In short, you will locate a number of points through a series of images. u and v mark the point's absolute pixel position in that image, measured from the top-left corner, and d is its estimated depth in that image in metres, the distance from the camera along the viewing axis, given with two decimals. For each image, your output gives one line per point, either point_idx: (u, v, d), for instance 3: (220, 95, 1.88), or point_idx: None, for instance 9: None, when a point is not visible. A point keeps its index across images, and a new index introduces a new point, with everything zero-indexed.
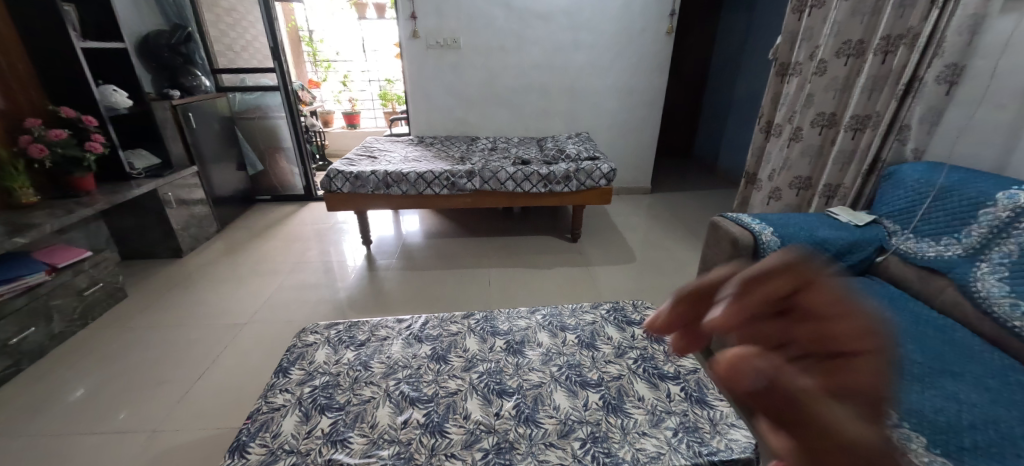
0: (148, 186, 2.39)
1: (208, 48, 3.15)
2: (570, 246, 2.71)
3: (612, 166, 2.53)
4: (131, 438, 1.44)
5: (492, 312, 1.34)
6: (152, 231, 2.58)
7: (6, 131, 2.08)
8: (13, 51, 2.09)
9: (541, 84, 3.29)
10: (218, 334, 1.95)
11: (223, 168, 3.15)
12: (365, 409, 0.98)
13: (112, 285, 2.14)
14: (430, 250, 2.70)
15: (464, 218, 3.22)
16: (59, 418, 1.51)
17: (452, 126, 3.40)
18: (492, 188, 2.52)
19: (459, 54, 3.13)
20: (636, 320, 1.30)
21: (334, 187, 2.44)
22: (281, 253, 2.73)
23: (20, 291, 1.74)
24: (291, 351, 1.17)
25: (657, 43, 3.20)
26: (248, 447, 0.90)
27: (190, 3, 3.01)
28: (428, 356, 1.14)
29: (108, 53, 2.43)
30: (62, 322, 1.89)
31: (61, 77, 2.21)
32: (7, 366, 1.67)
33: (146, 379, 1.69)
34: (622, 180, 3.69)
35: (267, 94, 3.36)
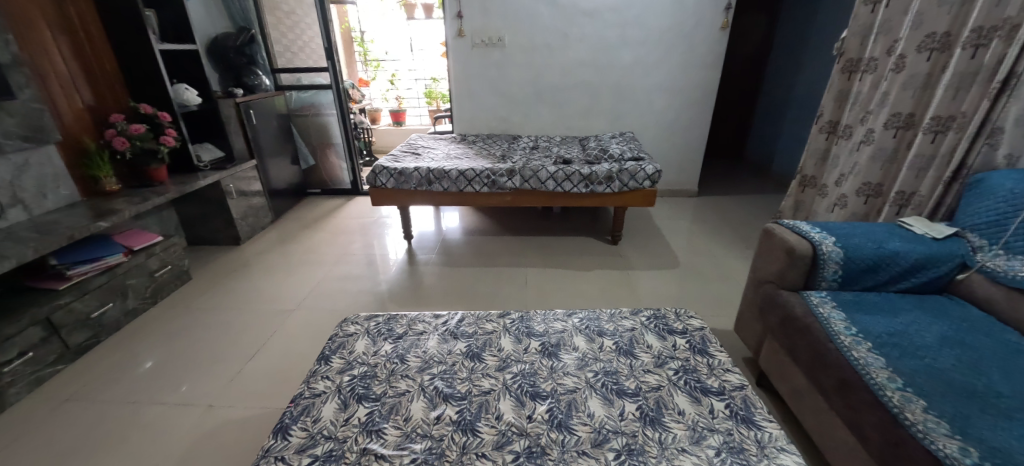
0: (213, 177, 2.57)
1: (269, 48, 3.33)
2: (610, 249, 2.64)
3: (657, 167, 2.44)
4: (189, 411, 1.55)
5: (529, 312, 1.33)
6: (215, 220, 2.78)
7: (94, 125, 2.31)
8: (104, 53, 2.34)
9: (586, 82, 3.22)
10: (269, 318, 2.06)
11: (278, 162, 3.34)
12: (400, 402, 0.99)
13: (179, 268, 2.33)
14: (469, 247, 2.73)
15: (504, 215, 3.22)
16: (130, 387, 1.66)
17: (494, 125, 3.41)
18: (532, 187, 2.49)
19: (503, 52, 3.14)
20: (678, 329, 1.24)
21: (379, 183, 2.52)
22: (328, 244, 2.85)
23: (102, 269, 1.94)
24: (333, 340, 1.21)
25: (711, 40, 3.05)
26: (290, 429, 0.93)
27: (255, 7, 3.21)
28: (463, 353, 1.15)
29: (183, 54, 2.63)
30: (136, 299, 2.07)
31: (141, 77, 2.42)
32: (89, 336, 1.86)
33: (203, 357, 1.81)
34: (667, 182, 3.56)
35: (321, 93, 3.52)
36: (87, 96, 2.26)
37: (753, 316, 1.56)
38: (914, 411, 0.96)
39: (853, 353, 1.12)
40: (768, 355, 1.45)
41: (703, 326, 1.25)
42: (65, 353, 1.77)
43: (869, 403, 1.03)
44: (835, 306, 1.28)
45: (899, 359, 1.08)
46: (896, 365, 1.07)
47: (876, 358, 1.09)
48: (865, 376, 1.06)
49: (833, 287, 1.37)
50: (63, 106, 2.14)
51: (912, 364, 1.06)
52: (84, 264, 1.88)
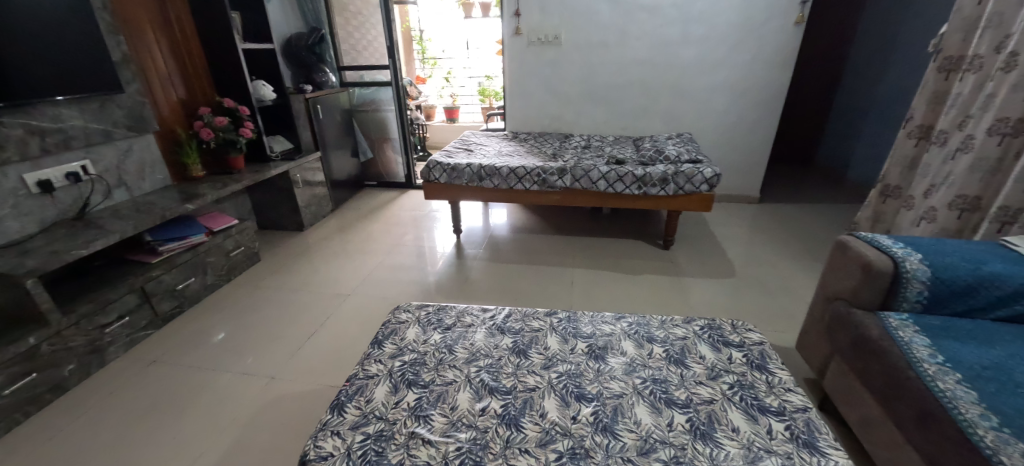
0: (282, 167, 2.77)
1: (336, 47, 3.53)
2: (660, 254, 2.55)
3: (716, 171, 2.32)
4: (254, 382, 1.68)
5: (576, 313, 1.32)
6: (282, 207, 2.99)
7: (186, 117, 2.57)
8: (197, 52, 2.59)
9: (643, 80, 3.13)
10: (327, 301, 2.19)
11: (340, 155, 3.53)
12: (447, 391, 1.02)
13: (251, 250, 2.53)
14: (516, 244, 2.74)
15: (552, 214, 3.21)
16: (206, 355, 1.83)
17: (547, 123, 3.40)
18: (583, 187, 2.46)
19: (559, 50, 3.12)
20: (734, 342, 1.18)
21: (432, 177, 2.60)
22: (382, 235, 2.98)
23: (187, 247, 2.15)
24: (386, 326, 1.26)
25: (783, 36, 2.85)
26: (345, 406, 0.99)
27: (325, 8, 3.41)
28: (509, 348, 1.16)
29: (262, 53, 2.84)
30: (213, 275, 2.28)
31: (226, 74, 2.65)
32: (174, 305, 2.07)
33: (268, 333, 1.96)
34: (726, 186, 3.38)
35: (381, 89, 3.67)
36: (181, 91, 2.52)
37: (819, 334, 1.45)
38: (1011, 455, 0.84)
39: (937, 384, 1.01)
40: (834, 378, 1.34)
41: (763, 341, 1.18)
42: (155, 319, 1.99)
43: (955, 441, 0.93)
44: (917, 330, 1.16)
45: (995, 395, 0.96)
46: (990, 401, 0.95)
47: (965, 391, 0.98)
48: (952, 410, 0.95)
49: (916, 309, 1.24)
50: (160, 99, 2.40)
51: (1011, 402, 0.94)
52: (173, 241, 2.10)
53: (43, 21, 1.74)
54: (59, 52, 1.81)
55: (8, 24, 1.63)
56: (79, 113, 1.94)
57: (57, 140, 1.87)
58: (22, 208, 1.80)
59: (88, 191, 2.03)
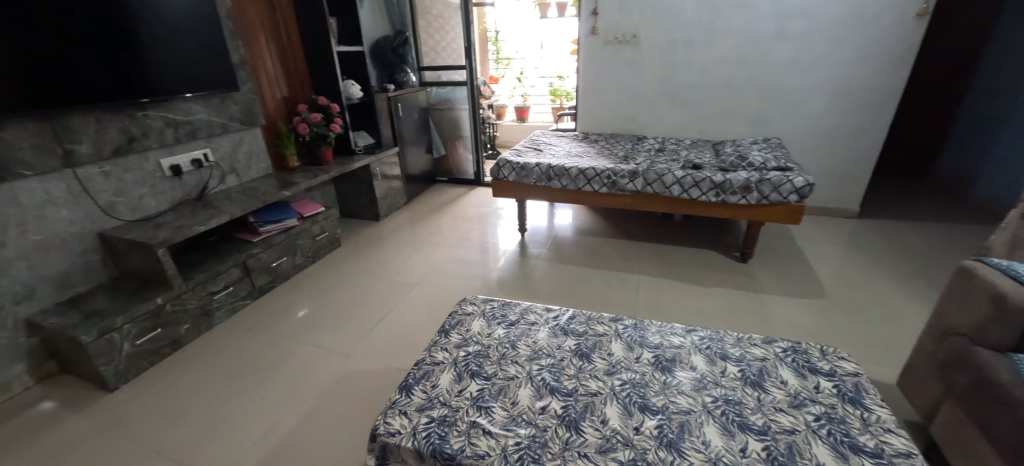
0: (364, 161, 2.98)
1: (417, 48, 3.72)
2: (736, 267, 2.37)
3: (808, 180, 2.11)
4: (331, 356, 1.83)
5: (643, 322, 1.27)
6: (362, 198, 3.22)
7: (287, 112, 2.86)
8: (299, 54, 2.87)
9: (728, 80, 2.93)
10: (397, 288, 2.33)
11: (415, 150, 3.73)
12: (508, 386, 1.04)
13: (333, 235, 2.76)
14: (580, 247, 2.70)
15: (618, 218, 3.13)
16: (291, 328, 2.03)
17: (619, 125, 3.31)
18: (655, 191, 2.36)
19: (636, 49, 3.03)
20: (823, 369, 1.07)
21: (501, 175, 2.64)
22: (450, 229, 3.10)
23: (282, 229, 2.40)
24: (453, 316, 1.31)
25: (900, 31, 2.53)
26: (413, 388, 1.04)
27: (410, 12, 3.61)
28: (572, 350, 1.15)
29: (352, 55, 3.08)
30: (301, 256, 2.52)
31: (321, 74, 2.90)
32: (268, 280, 2.32)
33: (344, 313, 2.13)
34: (818, 198, 3.07)
35: (457, 89, 3.80)
36: (285, 89, 2.81)
37: (930, 371, 1.26)
38: None
39: None
40: (945, 423, 1.17)
41: (858, 372, 1.06)
42: (253, 291, 2.24)
43: None
44: None
45: None
46: None
47: None
48: None
49: None
50: (267, 96, 2.69)
51: None
52: (271, 224, 2.36)
53: (181, 29, 2.03)
54: (191, 54, 2.09)
55: (153, 30, 1.92)
56: (204, 107, 2.24)
57: (185, 131, 2.17)
58: (157, 188, 2.11)
59: (206, 176, 2.34)
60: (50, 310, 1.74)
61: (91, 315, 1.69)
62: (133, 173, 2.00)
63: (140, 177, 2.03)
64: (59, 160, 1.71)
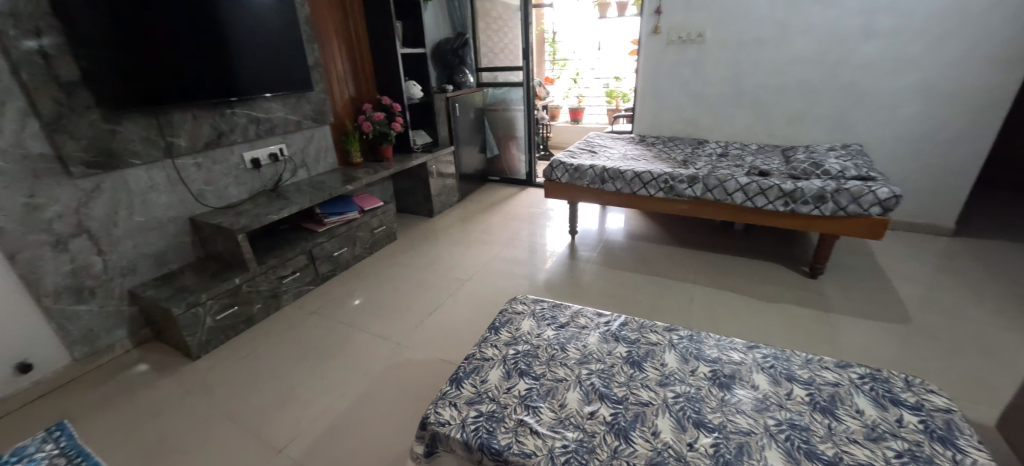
0: (422, 158, 3.09)
1: (476, 50, 3.81)
2: (804, 283, 2.20)
3: (894, 191, 1.91)
4: (384, 344, 1.91)
5: (700, 334, 1.22)
6: (418, 194, 3.35)
7: (353, 111, 3.03)
8: (366, 56, 3.03)
9: (803, 81, 2.73)
10: (448, 283, 2.39)
11: (469, 150, 3.81)
12: (557, 387, 1.04)
13: (390, 229, 2.89)
14: (631, 252, 2.63)
15: (673, 224, 3.01)
16: (348, 315, 2.15)
17: (679, 127, 3.18)
18: (716, 198, 2.25)
19: (701, 49, 2.90)
20: (907, 402, 0.96)
21: (554, 177, 2.63)
22: (500, 228, 3.13)
23: (344, 221, 2.55)
24: (503, 314, 1.33)
25: (1015, 25, 2.22)
26: (462, 381, 1.06)
27: (471, 15, 3.70)
28: (623, 357, 1.13)
29: (415, 57, 3.20)
30: (360, 248, 2.66)
31: (386, 75, 3.05)
32: (330, 268, 2.47)
33: (397, 304, 2.22)
34: (904, 211, 2.77)
35: (512, 90, 3.84)
36: (352, 90, 2.98)
37: None
38: None
39: None
40: None
41: (950, 408, 0.95)
42: (316, 278, 2.40)
43: None
44: None
45: None
46: None
47: None
48: None
49: None
50: (337, 96, 2.87)
51: None
52: (335, 216, 2.51)
53: (266, 34, 2.22)
54: (273, 57, 2.28)
55: (240, 34, 2.10)
56: (282, 106, 2.43)
57: (265, 127, 2.37)
58: (239, 178, 2.31)
59: (281, 169, 2.54)
60: (148, 283, 1.97)
61: (181, 290, 1.89)
62: (221, 165, 2.21)
63: (226, 168, 2.24)
64: (160, 151, 1.93)
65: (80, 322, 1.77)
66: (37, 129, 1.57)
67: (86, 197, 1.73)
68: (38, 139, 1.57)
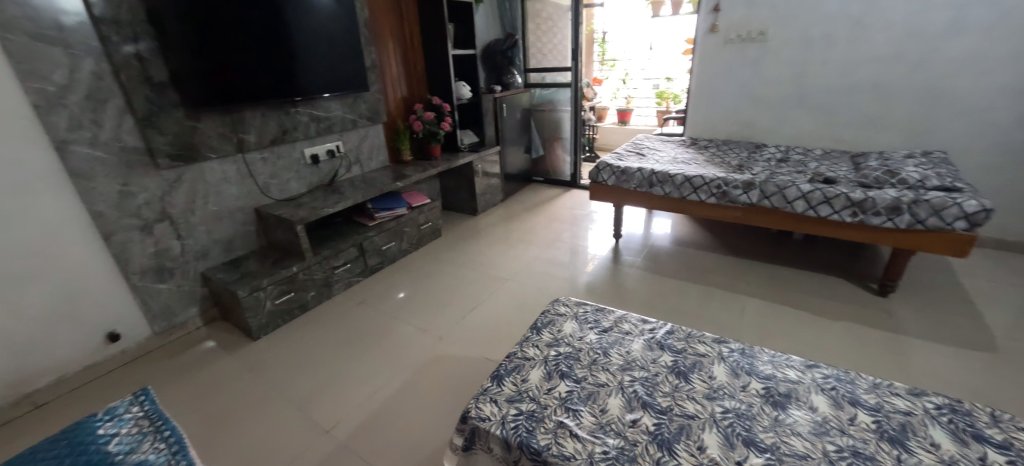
0: (468, 157, 3.15)
1: (525, 51, 3.83)
2: (870, 300, 2.03)
3: (984, 204, 1.72)
4: (426, 337, 1.97)
5: (752, 348, 1.16)
6: (463, 192, 3.41)
7: (405, 111, 3.14)
8: (419, 57, 3.13)
9: (877, 82, 2.52)
10: (489, 281, 2.43)
11: (515, 150, 3.83)
12: (598, 392, 1.02)
13: (435, 226, 2.97)
14: (677, 259, 2.54)
15: (724, 231, 2.88)
16: (394, 307, 2.23)
17: (735, 130, 3.03)
18: (773, 205, 2.12)
19: (762, 47, 2.75)
20: (993, 439, 0.86)
21: (600, 179, 2.59)
22: (542, 228, 3.13)
23: (393, 216, 2.65)
24: (545, 315, 1.33)
25: None
26: (504, 379, 1.08)
27: (521, 16, 3.73)
28: (668, 366, 1.09)
29: (465, 58, 3.27)
30: (407, 243, 2.76)
31: (437, 76, 3.14)
32: (378, 261, 2.58)
33: (440, 299, 2.28)
34: (995, 227, 2.48)
35: (560, 90, 3.82)
36: (405, 90, 3.09)
37: None
38: None
39: None
40: None
41: None
42: (365, 270, 2.51)
43: None
44: None
45: None
46: None
47: None
48: None
49: None
50: (390, 96, 2.99)
51: None
52: (384, 211, 2.61)
53: (329, 38, 2.35)
54: (334, 59, 2.41)
55: (306, 37, 2.23)
56: (340, 105, 2.56)
57: (324, 125, 2.51)
58: (300, 173, 2.46)
59: (337, 165, 2.67)
60: (217, 267, 2.14)
61: (246, 275, 2.04)
62: (284, 160, 2.36)
63: (288, 163, 2.39)
64: (232, 146, 2.09)
65: (159, 299, 1.96)
66: (131, 125, 1.75)
67: (169, 186, 1.91)
68: (132, 134, 1.76)
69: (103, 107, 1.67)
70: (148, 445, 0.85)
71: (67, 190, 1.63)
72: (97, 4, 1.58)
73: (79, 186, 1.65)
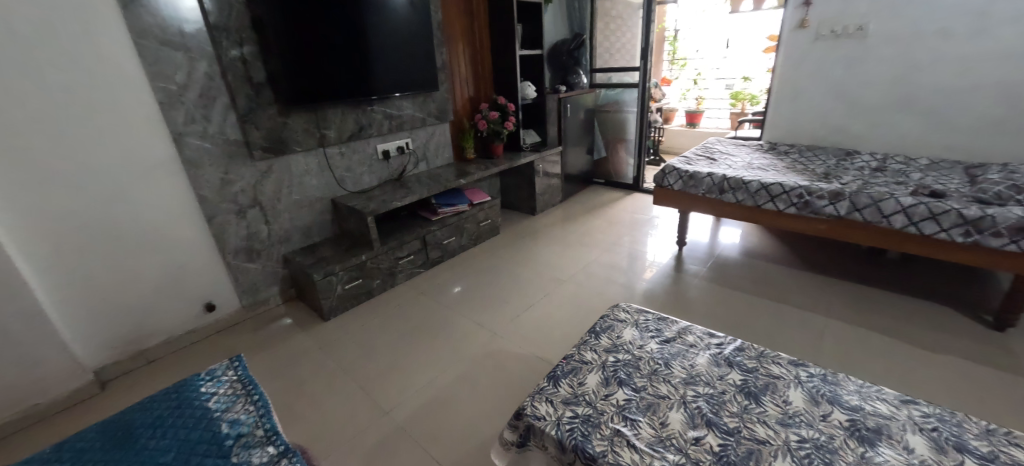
0: (530, 157, 3.17)
1: (592, 51, 3.77)
2: (982, 334, 1.77)
3: None
4: (481, 332, 2.02)
5: (835, 375, 1.06)
6: (523, 192, 3.44)
7: (471, 110, 3.22)
8: (486, 58, 3.20)
9: (1004, 83, 2.18)
10: (544, 281, 2.43)
11: (576, 151, 3.79)
12: (658, 404, 0.99)
13: (494, 223, 3.02)
14: (747, 271, 2.37)
15: (802, 244, 2.65)
16: (451, 300, 2.30)
17: (823, 134, 2.77)
18: (865, 219, 1.92)
19: (860, 44, 2.49)
20: None
21: (666, 183, 2.48)
22: (601, 231, 3.07)
23: (455, 213, 2.73)
24: (604, 319, 1.30)
25: None
26: (560, 380, 1.07)
27: (590, 16, 3.68)
28: (736, 385, 1.03)
29: (532, 58, 3.29)
30: (466, 238, 2.83)
31: (503, 76, 3.19)
32: (439, 254, 2.67)
33: (496, 296, 2.31)
34: None
35: (627, 91, 3.72)
36: (472, 90, 3.17)
37: None
38: None
39: None
40: None
41: None
42: (426, 262, 2.61)
43: None
44: None
45: None
46: None
47: None
48: None
49: None
50: (458, 95, 3.08)
51: None
52: (447, 207, 2.70)
53: (405, 41, 2.47)
54: (409, 61, 2.53)
55: (385, 39, 2.36)
56: (411, 104, 2.69)
57: (396, 123, 2.64)
58: (372, 168, 2.62)
59: (405, 161, 2.81)
60: (297, 252, 2.34)
61: (321, 260, 2.21)
62: (359, 155, 2.53)
63: (362, 158, 2.55)
64: (315, 141, 2.28)
65: (248, 276, 2.18)
66: (233, 120, 1.96)
67: (261, 176, 2.12)
68: (235, 128, 1.97)
69: (212, 104, 1.88)
70: (240, 406, 0.91)
71: (181, 176, 1.87)
72: (212, 13, 1.79)
73: (190, 173, 1.88)
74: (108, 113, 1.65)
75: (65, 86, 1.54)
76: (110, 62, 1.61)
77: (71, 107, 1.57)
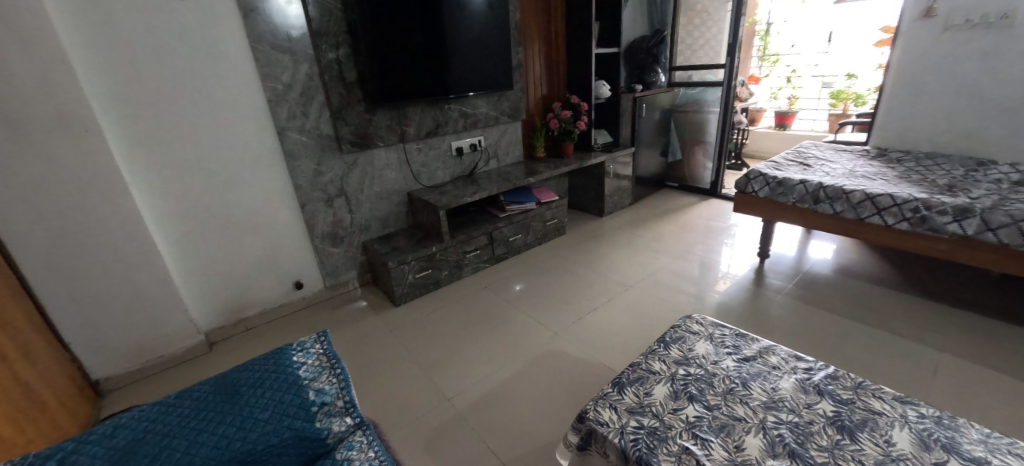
0: (600, 157, 3.11)
1: (673, 48, 3.60)
2: None
3: None
4: (542, 330, 2.02)
5: (952, 419, 0.91)
6: (591, 193, 3.38)
7: (543, 108, 3.23)
8: (561, 57, 3.19)
9: None
10: (609, 285, 2.37)
11: (650, 152, 3.65)
12: (733, 426, 0.93)
13: (560, 223, 3.01)
14: (841, 292, 2.13)
15: (914, 266, 2.32)
16: (514, 297, 2.33)
17: (948, 140, 2.39)
18: (1000, 240, 1.63)
19: (1004, 34, 2.11)
20: None
21: (750, 189, 2.30)
22: (672, 237, 2.93)
23: (523, 211, 2.76)
24: (675, 330, 1.24)
25: None
26: (625, 388, 1.05)
27: (673, 10, 3.50)
28: (827, 416, 0.93)
29: (608, 56, 3.21)
30: (532, 236, 2.85)
31: (577, 74, 3.15)
32: (504, 250, 2.72)
33: (558, 296, 2.30)
34: None
35: (709, 90, 3.50)
36: (545, 88, 3.18)
37: None
38: None
39: None
40: None
41: None
42: (492, 257, 2.67)
43: None
44: None
45: None
46: None
47: None
48: None
49: None
50: (531, 94, 3.10)
51: None
52: (515, 205, 2.74)
53: (483, 42, 2.54)
54: (486, 61, 2.59)
55: (464, 40, 2.44)
56: (485, 103, 2.76)
57: (470, 121, 2.73)
58: (446, 164, 2.73)
59: (477, 158, 2.89)
60: (375, 239, 2.51)
61: (396, 249, 2.35)
62: (435, 151, 2.64)
63: (438, 154, 2.67)
64: (397, 137, 2.42)
65: (332, 260, 2.39)
66: (327, 116, 2.15)
67: (347, 168, 2.30)
68: (328, 124, 2.16)
69: (311, 101, 2.08)
70: (326, 377, 0.99)
71: (282, 166, 2.09)
72: (315, 19, 1.97)
73: (290, 163, 2.10)
74: (229, 109, 1.89)
75: (198, 86, 1.80)
76: (233, 64, 1.85)
77: (201, 103, 1.82)
